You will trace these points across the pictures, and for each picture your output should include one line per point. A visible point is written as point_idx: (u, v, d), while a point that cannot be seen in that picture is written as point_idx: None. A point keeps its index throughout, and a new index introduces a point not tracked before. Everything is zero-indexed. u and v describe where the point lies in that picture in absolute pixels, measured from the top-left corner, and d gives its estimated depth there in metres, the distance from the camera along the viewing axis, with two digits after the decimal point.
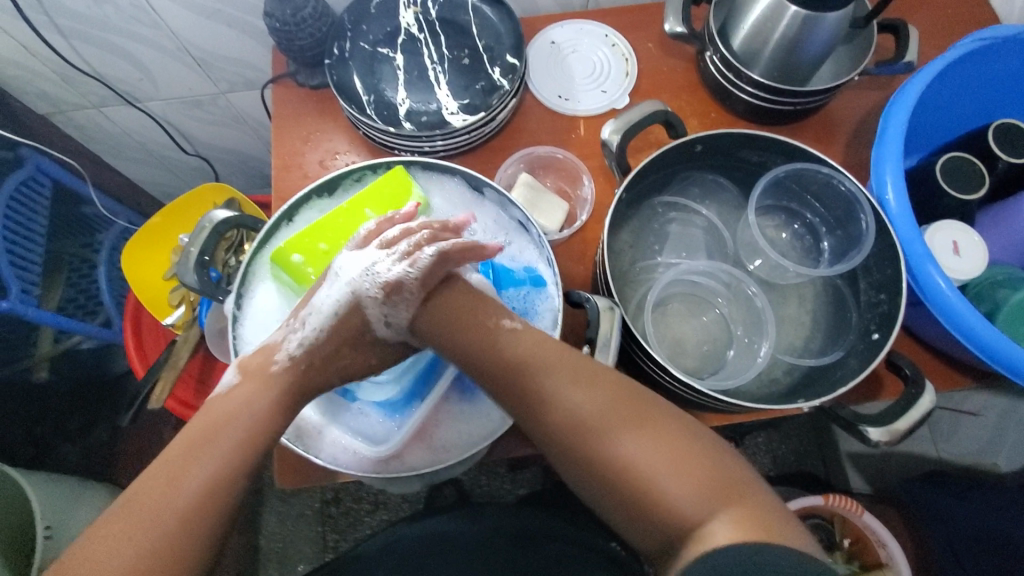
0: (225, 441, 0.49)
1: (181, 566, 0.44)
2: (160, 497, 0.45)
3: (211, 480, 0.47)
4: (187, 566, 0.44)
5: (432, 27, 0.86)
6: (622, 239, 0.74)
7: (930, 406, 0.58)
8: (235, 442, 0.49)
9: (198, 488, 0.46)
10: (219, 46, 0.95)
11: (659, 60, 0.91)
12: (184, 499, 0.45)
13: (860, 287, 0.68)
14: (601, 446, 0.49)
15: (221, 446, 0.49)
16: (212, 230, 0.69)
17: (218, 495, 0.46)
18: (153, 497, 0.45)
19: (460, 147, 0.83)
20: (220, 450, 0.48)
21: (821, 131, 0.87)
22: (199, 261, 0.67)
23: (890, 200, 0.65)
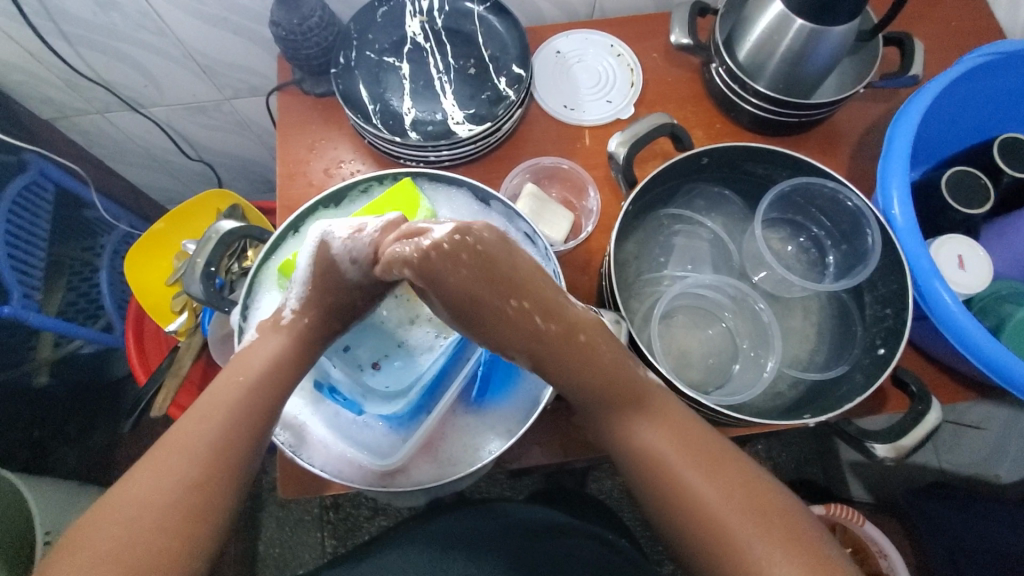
0: (253, 380, 0.51)
1: (224, 494, 0.45)
2: (189, 440, 0.46)
3: (240, 409, 0.49)
4: (229, 493, 0.45)
5: (438, 36, 0.86)
6: (627, 250, 0.74)
7: (935, 423, 0.58)
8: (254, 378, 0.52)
9: (231, 423, 0.48)
10: (225, 52, 0.95)
11: (664, 70, 0.91)
12: (220, 433, 0.47)
13: (866, 301, 0.69)
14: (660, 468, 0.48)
15: (249, 385, 0.51)
16: (222, 240, 0.69)
17: (250, 426, 0.49)
18: (192, 435, 0.46)
19: (465, 157, 0.83)
20: (245, 384, 0.51)
21: (825, 143, 0.87)
22: (208, 270, 0.68)
23: (896, 215, 0.65)
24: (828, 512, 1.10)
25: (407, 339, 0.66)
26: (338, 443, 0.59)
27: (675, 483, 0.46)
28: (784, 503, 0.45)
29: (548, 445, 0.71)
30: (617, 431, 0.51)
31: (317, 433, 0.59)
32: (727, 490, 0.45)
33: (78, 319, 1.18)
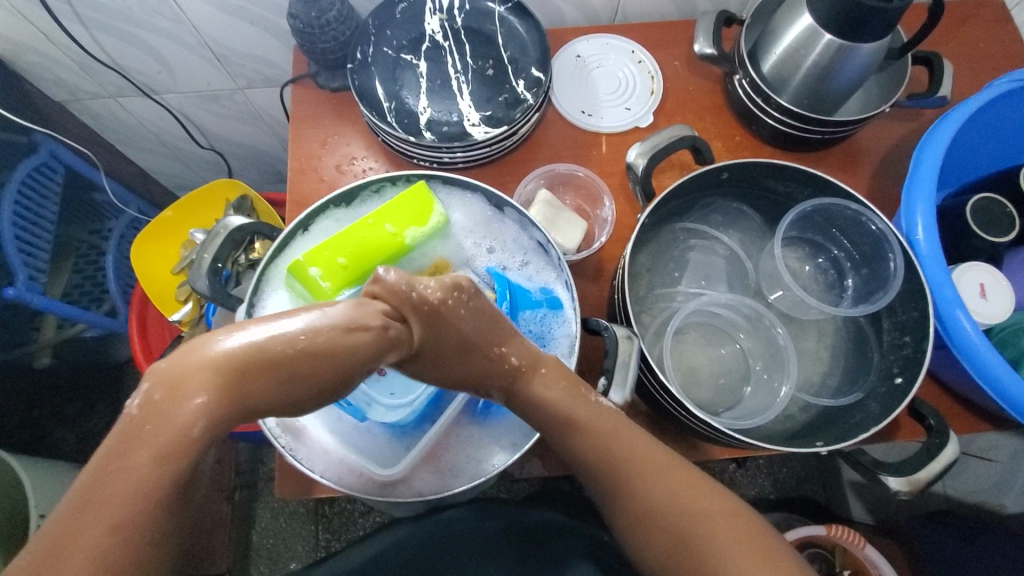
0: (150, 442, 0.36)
1: None
2: (66, 546, 0.33)
3: (135, 492, 0.35)
4: None
5: (457, 35, 0.85)
6: (640, 262, 0.72)
7: (953, 458, 0.57)
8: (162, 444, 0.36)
9: (120, 509, 0.34)
10: (240, 42, 0.94)
11: (685, 79, 0.89)
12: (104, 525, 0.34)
13: (883, 326, 0.67)
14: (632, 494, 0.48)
15: (142, 451, 0.36)
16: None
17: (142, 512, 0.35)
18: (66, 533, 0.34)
19: (479, 159, 0.81)
20: (140, 450, 0.36)
21: (846, 160, 0.85)
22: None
23: (920, 241, 0.64)
24: (828, 533, 1.08)
25: None
26: (340, 449, 0.58)
27: (659, 514, 0.46)
28: (750, 528, 0.45)
29: (550, 459, 0.70)
30: (581, 455, 0.49)
31: (319, 437, 0.58)
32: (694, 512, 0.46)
33: (82, 302, 1.17)
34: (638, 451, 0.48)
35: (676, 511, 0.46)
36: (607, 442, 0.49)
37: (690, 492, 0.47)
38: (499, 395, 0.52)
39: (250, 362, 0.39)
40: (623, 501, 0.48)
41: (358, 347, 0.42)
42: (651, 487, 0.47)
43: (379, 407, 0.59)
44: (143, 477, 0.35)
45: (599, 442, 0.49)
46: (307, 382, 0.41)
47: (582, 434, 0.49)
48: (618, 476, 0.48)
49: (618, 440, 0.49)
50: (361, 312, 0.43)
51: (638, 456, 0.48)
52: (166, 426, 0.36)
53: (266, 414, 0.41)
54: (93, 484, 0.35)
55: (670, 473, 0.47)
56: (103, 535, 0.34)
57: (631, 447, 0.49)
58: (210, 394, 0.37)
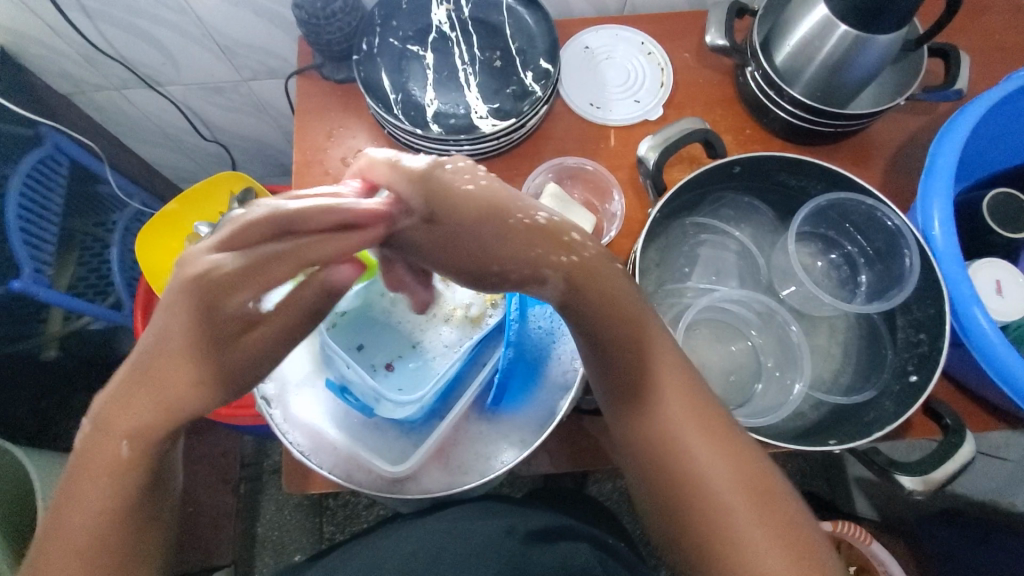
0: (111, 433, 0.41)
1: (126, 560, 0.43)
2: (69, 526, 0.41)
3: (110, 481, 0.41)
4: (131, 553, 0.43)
5: (464, 26, 0.83)
6: (650, 256, 0.71)
7: (969, 457, 0.56)
8: (116, 439, 0.41)
9: (105, 491, 0.41)
10: (245, 34, 0.93)
11: (695, 71, 0.88)
12: (94, 503, 0.41)
13: (898, 324, 0.66)
14: (676, 446, 0.47)
15: (108, 439, 0.41)
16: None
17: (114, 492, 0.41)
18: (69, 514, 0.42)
19: (486, 152, 0.80)
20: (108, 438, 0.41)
21: (859, 154, 0.84)
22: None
23: (936, 236, 0.62)
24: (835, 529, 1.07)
25: (421, 340, 0.65)
26: (348, 445, 0.58)
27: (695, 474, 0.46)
28: (783, 505, 0.45)
29: (559, 455, 0.69)
30: (638, 403, 0.49)
31: (328, 434, 0.58)
32: (733, 480, 0.45)
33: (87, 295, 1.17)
34: (692, 410, 0.48)
35: (712, 474, 0.45)
36: (670, 395, 0.49)
37: (727, 460, 0.46)
38: (557, 276, 0.50)
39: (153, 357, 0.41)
40: (666, 455, 0.47)
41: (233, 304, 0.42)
42: (696, 446, 0.47)
43: (387, 403, 0.59)
44: (111, 468, 0.41)
45: (662, 392, 0.49)
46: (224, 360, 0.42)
47: (650, 375, 0.49)
48: (672, 442, 0.47)
49: (680, 400, 0.48)
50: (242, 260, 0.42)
51: (691, 415, 0.48)
52: (114, 422, 0.41)
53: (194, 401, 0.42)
54: (80, 477, 0.41)
55: (717, 436, 0.47)
56: (94, 514, 0.41)
57: (692, 408, 0.48)
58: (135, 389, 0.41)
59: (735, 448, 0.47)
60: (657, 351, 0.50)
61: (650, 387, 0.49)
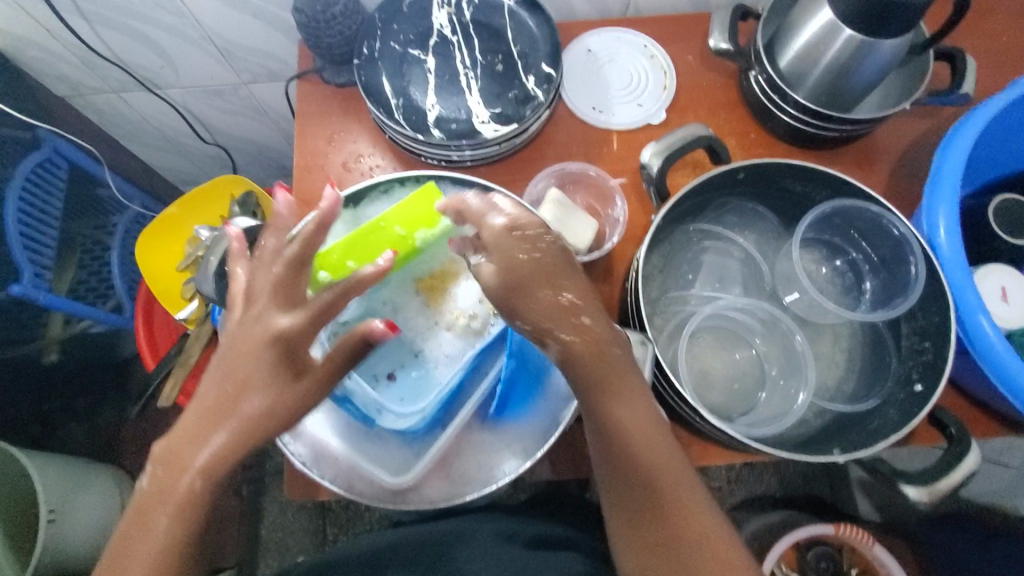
0: (220, 419, 0.49)
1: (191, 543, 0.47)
2: (158, 501, 0.47)
3: (203, 461, 0.48)
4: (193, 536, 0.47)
5: (465, 29, 0.83)
6: (653, 263, 0.70)
7: (974, 467, 0.56)
8: (227, 426, 0.49)
9: (194, 476, 0.47)
10: (245, 37, 0.92)
11: (698, 75, 0.87)
12: (179, 489, 0.47)
13: (902, 331, 0.66)
14: (630, 454, 0.51)
15: (218, 421, 0.49)
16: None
17: (212, 473, 0.48)
18: (156, 494, 0.47)
19: (488, 157, 0.80)
20: (216, 424, 0.49)
21: (864, 159, 0.83)
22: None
23: (942, 243, 0.62)
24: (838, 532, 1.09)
25: (424, 348, 0.63)
26: (351, 456, 0.57)
27: (647, 483, 0.50)
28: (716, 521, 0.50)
29: (561, 463, 0.69)
30: (595, 411, 0.51)
31: (332, 444, 0.58)
32: (677, 494, 0.49)
33: (88, 298, 1.16)
34: (645, 422, 0.51)
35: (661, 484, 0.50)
36: (621, 407, 0.51)
37: (673, 473, 0.50)
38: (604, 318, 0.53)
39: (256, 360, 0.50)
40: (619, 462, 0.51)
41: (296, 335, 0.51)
42: (648, 457, 0.50)
43: (389, 415, 0.59)
44: (205, 452, 0.48)
45: (614, 404, 0.51)
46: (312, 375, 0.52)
47: (603, 387, 0.51)
48: (619, 443, 0.51)
49: (623, 403, 0.51)
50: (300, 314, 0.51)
51: (643, 429, 0.51)
52: (223, 413, 0.49)
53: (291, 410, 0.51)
54: (171, 466, 0.48)
55: (661, 451, 0.51)
56: (182, 495, 0.47)
57: (635, 411, 0.51)
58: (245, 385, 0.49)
59: (675, 461, 0.51)
60: (604, 354, 0.51)
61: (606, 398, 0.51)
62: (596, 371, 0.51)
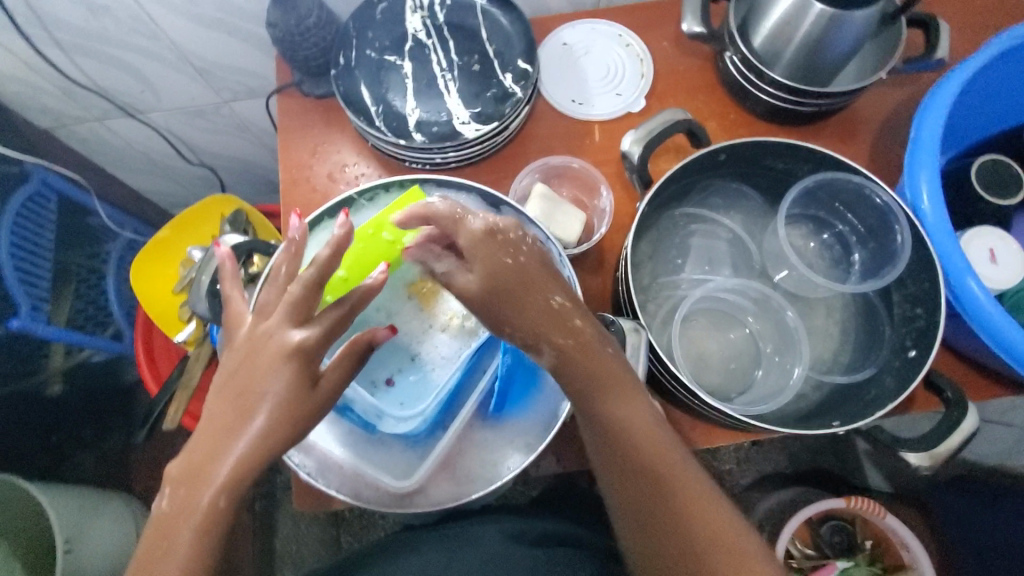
0: (232, 430, 0.49)
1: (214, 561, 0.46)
2: (176, 519, 0.46)
3: (225, 472, 0.47)
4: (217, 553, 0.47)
5: (440, 32, 0.83)
6: (643, 250, 0.71)
7: (973, 429, 0.56)
8: (247, 433, 0.49)
9: (216, 488, 0.47)
10: (221, 55, 0.93)
11: (674, 60, 0.87)
12: (200, 504, 0.46)
13: (894, 300, 0.66)
14: (633, 455, 0.51)
15: (230, 431, 0.49)
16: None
17: (235, 479, 0.48)
18: (173, 512, 0.46)
19: (472, 157, 0.80)
20: (228, 433, 0.49)
21: (845, 131, 0.84)
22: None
23: (926, 210, 0.62)
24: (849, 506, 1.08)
25: (420, 351, 0.64)
26: (355, 463, 0.58)
27: (653, 482, 0.50)
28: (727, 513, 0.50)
29: (566, 456, 0.70)
30: (596, 413, 0.53)
31: (335, 452, 0.58)
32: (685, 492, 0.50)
33: (87, 327, 1.17)
34: (645, 421, 0.52)
35: (663, 484, 0.50)
36: (622, 406, 0.52)
37: (679, 469, 0.51)
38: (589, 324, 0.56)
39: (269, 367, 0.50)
40: (622, 463, 0.51)
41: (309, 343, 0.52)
42: (651, 457, 0.51)
43: (389, 419, 0.60)
44: (227, 464, 0.48)
45: (615, 405, 0.52)
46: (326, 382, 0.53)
47: (601, 390, 0.53)
48: (621, 444, 0.52)
49: (625, 405, 0.52)
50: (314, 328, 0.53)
51: (644, 428, 0.52)
52: (238, 422, 0.49)
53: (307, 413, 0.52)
54: (190, 482, 0.47)
55: (664, 447, 0.52)
56: (204, 509, 0.47)
57: (630, 413, 0.52)
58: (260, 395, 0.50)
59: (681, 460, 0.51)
60: (596, 357, 0.53)
61: (604, 399, 0.53)
62: (594, 373, 0.52)
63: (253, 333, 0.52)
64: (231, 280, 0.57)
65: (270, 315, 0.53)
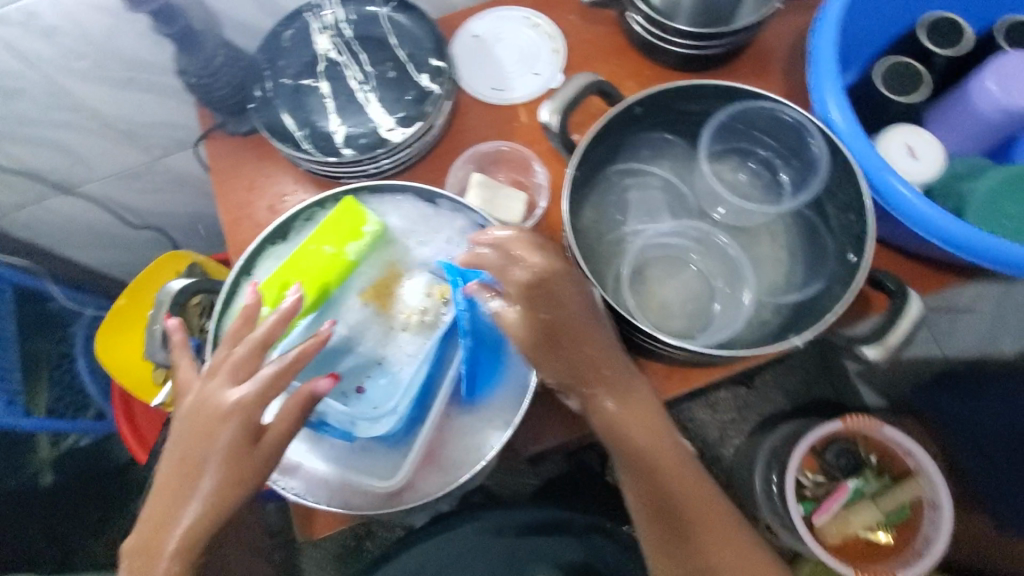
0: (183, 497, 0.52)
1: None
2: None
3: (181, 538, 0.50)
4: None
5: (350, 47, 0.84)
6: (585, 216, 0.72)
7: (918, 312, 0.59)
8: (196, 499, 0.51)
9: (171, 556, 0.50)
10: (139, 110, 0.93)
11: (582, 30, 0.90)
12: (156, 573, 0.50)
13: (829, 212, 0.68)
14: (654, 467, 0.57)
15: (180, 500, 0.51)
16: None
17: (190, 544, 0.50)
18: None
19: (405, 161, 0.81)
20: (178, 500, 0.51)
21: (756, 65, 0.86)
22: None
23: (835, 118, 0.65)
24: (847, 425, 1.05)
25: (386, 356, 0.65)
26: (342, 475, 0.59)
27: (670, 496, 0.57)
28: (728, 521, 0.58)
29: (553, 428, 0.71)
30: (627, 437, 0.57)
31: (319, 469, 0.59)
32: (694, 504, 0.57)
33: (68, 411, 1.16)
34: (665, 446, 0.58)
35: (672, 498, 0.57)
36: (649, 434, 0.58)
37: (689, 484, 0.58)
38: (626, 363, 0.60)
39: (208, 431, 0.53)
40: (645, 477, 0.58)
41: (247, 403, 0.53)
42: (668, 474, 0.57)
43: (363, 423, 0.59)
44: (179, 531, 0.51)
45: (642, 431, 0.57)
46: (271, 443, 0.53)
47: (630, 420, 0.57)
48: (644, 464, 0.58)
49: (648, 431, 0.58)
50: (249, 390, 0.53)
51: (664, 453, 0.58)
52: (183, 492, 0.52)
53: (252, 475, 0.53)
54: (146, 554, 0.50)
55: (679, 463, 0.58)
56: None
57: (642, 429, 0.58)
58: (203, 464, 0.52)
59: (690, 473, 0.59)
60: (613, 379, 0.58)
61: (630, 425, 0.58)
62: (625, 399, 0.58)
63: (196, 399, 0.55)
64: (183, 348, 0.61)
65: (214, 376, 0.55)
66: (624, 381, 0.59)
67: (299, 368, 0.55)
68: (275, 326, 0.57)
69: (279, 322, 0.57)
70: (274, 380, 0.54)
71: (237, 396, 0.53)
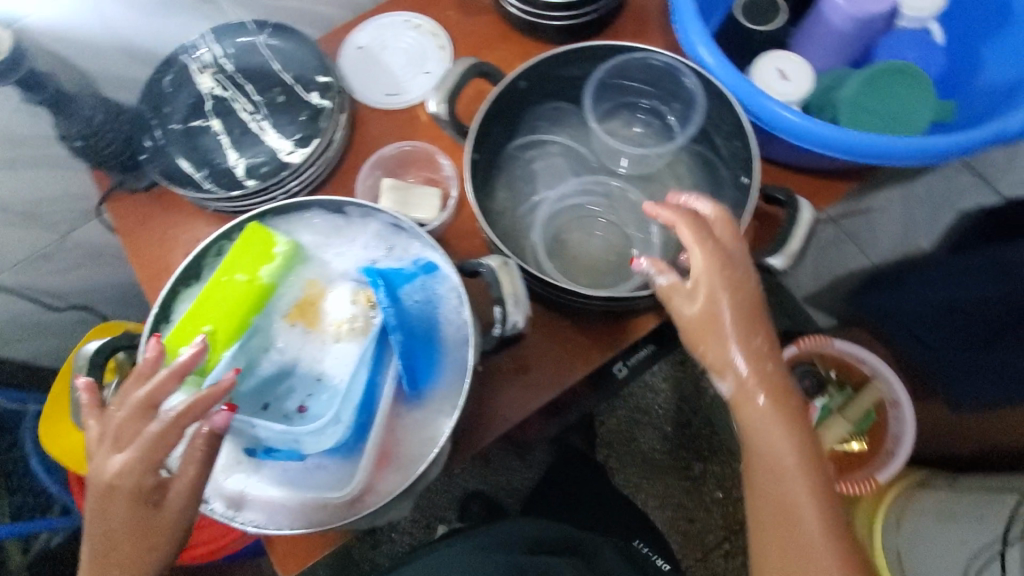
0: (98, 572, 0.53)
1: None
2: None
3: None
4: None
5: (234, 80, 0.84)
6: (496, 197, 0.74)
7: (810, 217, 0.64)
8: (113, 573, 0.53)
9: None
10: (34, 188, 0.91)
11: (461, 21, 0.91)
12: None
13: (719, 145, 0.71)
14: (783, 464, 0.56)
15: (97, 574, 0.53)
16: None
17: None
18: None
19: (312, 182, 0.81)
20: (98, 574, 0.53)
21: (631, 23, 0.90)
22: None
23: (703, 56, 0.68)
24: (801, 346, 1.03)
25: (324, 371, 0.64)
26: (301, 497, 0.58)
27: (789, 499, 0.56)
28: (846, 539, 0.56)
29: (511, 406, 0.72)
30: (762, 436, 0.57)
31: (275, 496, 0.59)
32: (823, 520, 0.55)
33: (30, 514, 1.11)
34: (801, 454, 0.56)
35: (791, 501, 0.56)
36: (789, 440, 0.56)
37: (813, 494, 0.56)
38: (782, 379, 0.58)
39: (102, 511, 0.52)
40: (767, 473, 0.57)
41: (128, 475, 0.52)
42: (795, 480, 0.56)
43: (307, 439, 0.57)
44: None
45: (784, 437, 0.56)
46: (169, 508, 0.53)
47: (774, 422, 0.56)
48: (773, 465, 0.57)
49: (789, 438, 0.56)
50: (128, 463, 0.52)
51: (797, 456, 0.56)
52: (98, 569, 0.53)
53: (156, 539, 0.53)
54: None
55: (807, 468, 0.56)
56: None
57: (774, 436, 0.57)
58: (107, 541, 0.52)
59: (818, 486, 0.56)
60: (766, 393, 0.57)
61: (777, 428, 0.57)
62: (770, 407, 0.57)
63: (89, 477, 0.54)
64: (92, 410, 0.57)
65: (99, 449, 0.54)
66: (781, 394, 0.57)
67: (194, 414, 0.53)
68: (168, 380, 0.54)
69: (173, 374, 0.54)
70: (160, 439, 0.52)
71: (116, 470, 0.52)
